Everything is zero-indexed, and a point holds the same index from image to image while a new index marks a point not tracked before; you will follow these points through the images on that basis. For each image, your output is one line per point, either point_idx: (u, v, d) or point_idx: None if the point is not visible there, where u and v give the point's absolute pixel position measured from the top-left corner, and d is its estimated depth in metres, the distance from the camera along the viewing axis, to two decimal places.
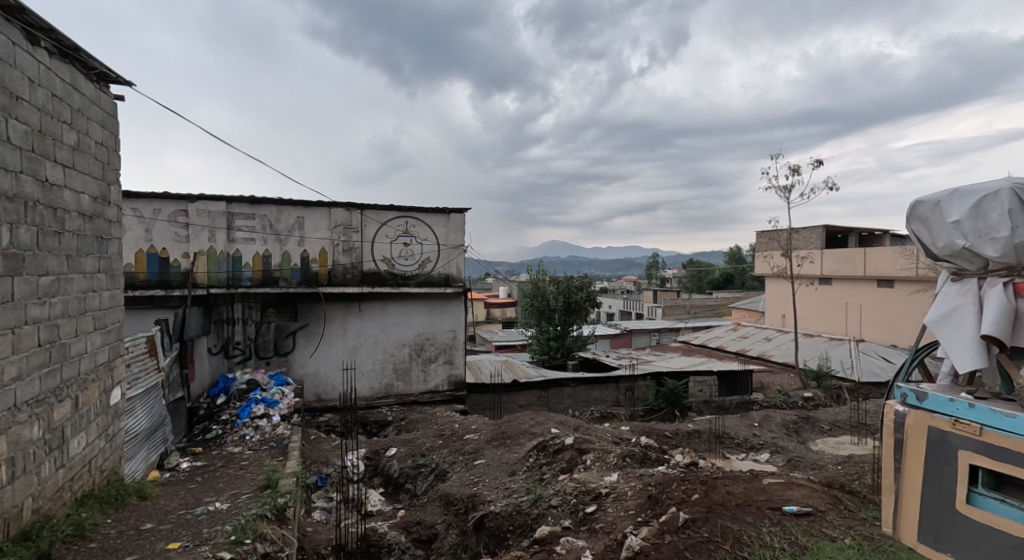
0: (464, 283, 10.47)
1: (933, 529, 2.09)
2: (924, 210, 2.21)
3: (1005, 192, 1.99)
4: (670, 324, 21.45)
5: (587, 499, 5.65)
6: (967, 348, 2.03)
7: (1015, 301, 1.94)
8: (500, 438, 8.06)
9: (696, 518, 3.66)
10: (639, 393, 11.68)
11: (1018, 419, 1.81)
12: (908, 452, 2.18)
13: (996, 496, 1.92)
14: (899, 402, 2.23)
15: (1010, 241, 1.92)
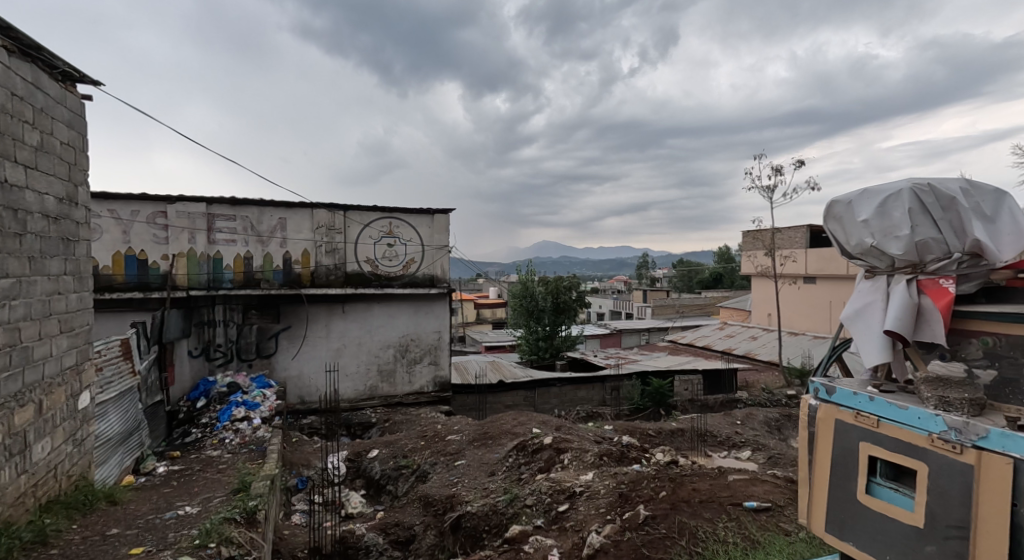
0: (449, 283, 10.47)
1: (839, 519, 2.12)
2: (838, 209, 2.23)
3: (907, 192, 2.04)
4: (659, 323, 21.58)
5: (561, 498, 5.69)
6: (874, 343, 2.08)
7: (918, 298, 1.98)
8: (482, 438, 8.09)
9: (657, 515, 3.71)
10: (624, 392, 11.77)
11: (909, 410, 1.87)
12: (819, 445, 2.23)
13: (891, 485, 1.95)
14: (812, 397, 2.29)
15: (912, 239, 1.98)
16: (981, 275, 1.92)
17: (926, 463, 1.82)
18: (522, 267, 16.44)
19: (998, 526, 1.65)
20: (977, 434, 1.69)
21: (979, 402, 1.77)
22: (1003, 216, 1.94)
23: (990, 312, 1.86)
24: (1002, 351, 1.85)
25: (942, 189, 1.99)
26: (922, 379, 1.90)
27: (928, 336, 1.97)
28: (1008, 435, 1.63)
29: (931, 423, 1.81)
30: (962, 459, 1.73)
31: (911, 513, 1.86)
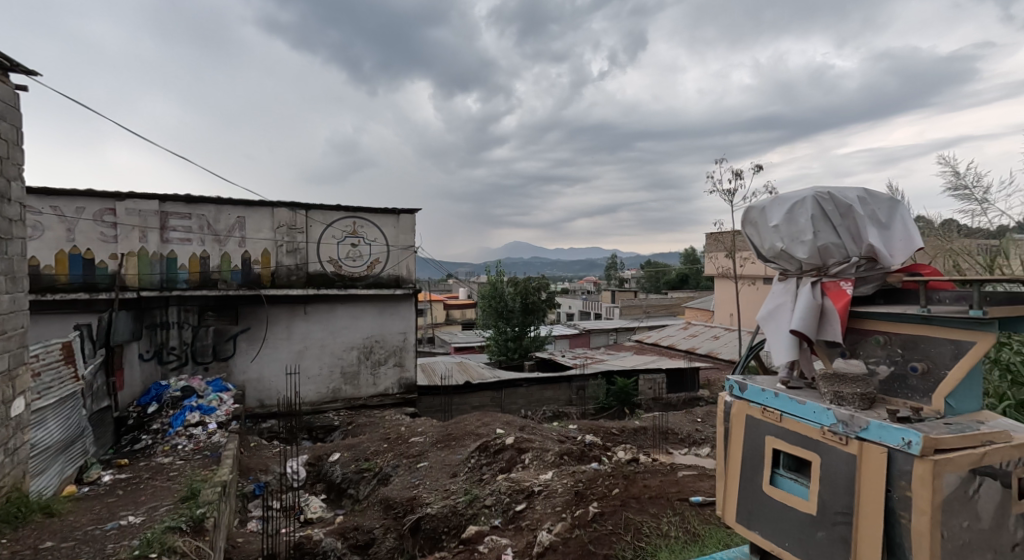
0: (414, 284, 10.42)
1: (746, 510, 2.10)
2: (753, 215, 2.23)
3: (810, 199, 2.04)
4: (628, 322, 21.80)
5: (519, 497, 5.71)
6: (782, 342, 2.09)
7: (821, 299, 1.99)
8: (445, 440, 8.08)
9: (606, 512, 3.78)
10: (590, 391, 11.80)
11: (808, 405, 1.87)
12: (730, 438, 2.21)
13: (793, 476, 1.94)
14: (728, 393, 2.26)
15: (815, 243, 2.00)
16: (877, 277, 1.97)
17: (818, 454, 1.82)
18: (491, 267, 16.40)
19: (875, 513, 1.65)
20: (861, 426, 1.70)
21: (870, 396, 1.80)
22: (897, 224, 1.97)
23: (882, 312, 1.90)
24: (892, 349, 1.90)
25: (841, 197, 2.00)
26: (820, 375, 1.92)
27: (829, 336, 1.98)
28: (885, 426, 1.64)
29: (823, 416, 1.81)
30: (847, 449, 1.73)
31: (806, 502, 1.85)
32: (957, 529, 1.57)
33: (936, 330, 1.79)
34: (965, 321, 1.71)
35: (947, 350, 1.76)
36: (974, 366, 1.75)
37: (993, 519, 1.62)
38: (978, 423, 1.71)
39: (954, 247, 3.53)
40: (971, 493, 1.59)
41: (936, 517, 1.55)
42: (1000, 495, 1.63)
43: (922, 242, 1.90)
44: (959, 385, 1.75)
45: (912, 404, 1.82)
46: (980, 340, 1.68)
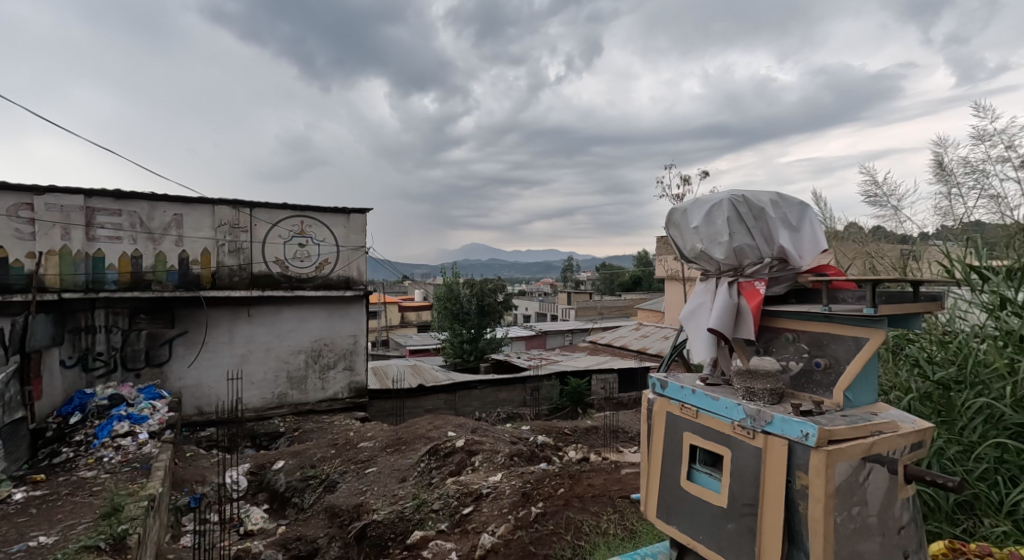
0: (365, 285, 10.26)
1: (666, 505, 2.13)
2: (676, 216, 2.28)
3: (726, 203, 2.10)
4: (582, 324, 21.99)
5: (467, 500, 5.66)
6: (702, 340, 2.14)
7: (737, 299, 2.06)
8: (396, 444, 7.97)
9: (547, 512, 3.81)
10: (543, 392, 11.84)
11: (721, 401, 1.92)
12: (652, 436, 2.23)
13: (707, 470, 1.99)
14: (650, 390, 2.28)
15: (730, 245, 2.06)
16: (789, 277, 2.07)
17: (729, 448, 1.88)
18: (447, 269, 16.20)
19: (777, 503, 1.72)
20: (766, 420, 1.77)
21: (779, 391, 1.87)
22: (806, 227, 2.07)
23: (789, 311, 2.00)
24: (800, 345, 1.99)
25: (755, 200, 2.07)
26: (735, 372, 1.98)
27: (743, 335, 2.06)
28: (787, 420, 1.71)
29: (734, 411, 1.88)
30: (754, 443, 1.80)
31: (719, 495, 1.91)
32: (847, 516, 1.65)
33: (837, 327, 1.89)
34: (860, 319, 1.82)
35: (849, 346, 1.86)
36: (870, 359, 1.86)
37: (881, 504, 1.71)
38: (870, 414, 1.81)
39: (873, 251, 3.76)
40: (862, 480, 1.68)
41: (829, 505, 1.63)
42: (889, 481, 1.73)
43: (827, 244, 2.00)
44: (856, 379, 1.86)
45: (815, 398, 1.91)
46: (872, 336, 1.80)
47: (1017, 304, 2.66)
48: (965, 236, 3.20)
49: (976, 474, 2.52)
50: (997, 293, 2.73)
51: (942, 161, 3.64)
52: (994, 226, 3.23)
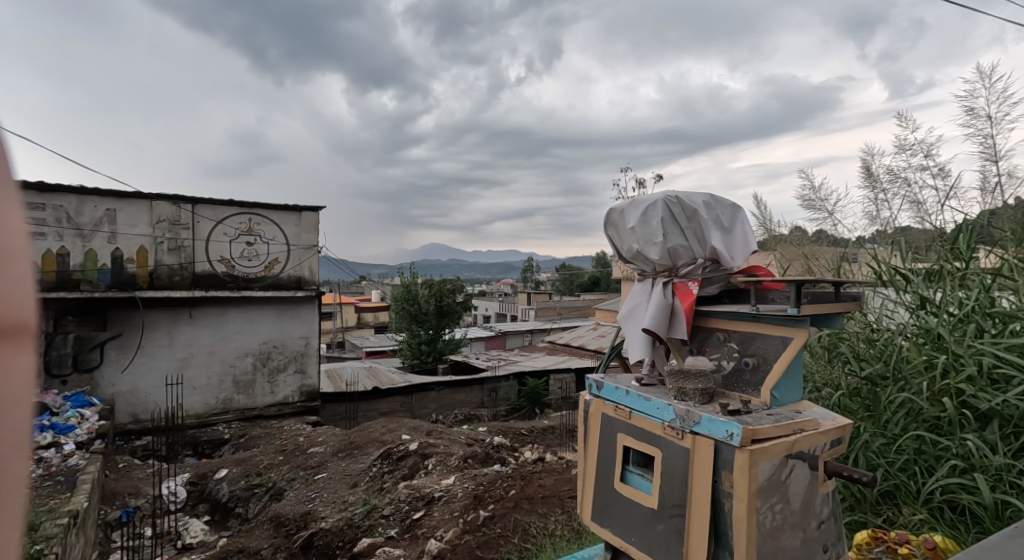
0: (317, 285, 10.00)
1: (599, 507, 2.13)
2: (614, 217, 2.28)
3: (660, 203, 2.12)
4: (542, 324, 22.06)
5: (419, 504, 5.57)
6: (638, 340, 2.14)
7: (671, 299, 2.08)
8: (347, 449, 7.78)
9: (496, 515, 3.79)
10: (501, 393, 11.79)
11: (653, 401, 1.93)
12: (587, 438, 2.23)
13: (639, 472, 2.00)
14: (587, 391, 2.28)
15: (664, 246, 2.08)
16: (722, 277, 2.11)
17: (660, 449, 1.90)
18: (405, 270, 15.98)
19: (703, 503, 1.74)
20: (694, 420, 1.78)
21: (709, 391, 1.90)
22: (737, 229, 2.12)
23: (721, 311, 2.03)
24: (731, 344, 2.03)
25: (688, 201, 2.10)
26: (668, 373, 2.00)
27: (677, 335, 2.07)
28: (714, 420, 1.73)
29: (664, 412, 1.90)
30: (683, 443, 1.81)
31: (649, 496, 1.92)
32: (770, 513, 1.69)
33: (764, 327, 1.93)
34: (785, 319, 1.86)
35: (776, 345, 1.90)
36: (795, 358, 1.91)
37: (802, 500, 1.76)
38: (795, 412, 1.86)
39: (810, 253, 3.93)
40: (784, 477, 1.71)
41: (752, 504, 1.65)
42: (809, 476, 1.78)
43: (757, 245, 2.05)
44: (782, 377, 1.90)
45: (744, 396, 1.95)
46: (796, 336, 1.84)
47: (935, 303, 2.82)
48: (891, 239, 3.39)
49: (897, 465, 2.65)
50: (918, 293, 2.89)
51: (871, 169, 3.82)
52: (917, 230, 3.40)
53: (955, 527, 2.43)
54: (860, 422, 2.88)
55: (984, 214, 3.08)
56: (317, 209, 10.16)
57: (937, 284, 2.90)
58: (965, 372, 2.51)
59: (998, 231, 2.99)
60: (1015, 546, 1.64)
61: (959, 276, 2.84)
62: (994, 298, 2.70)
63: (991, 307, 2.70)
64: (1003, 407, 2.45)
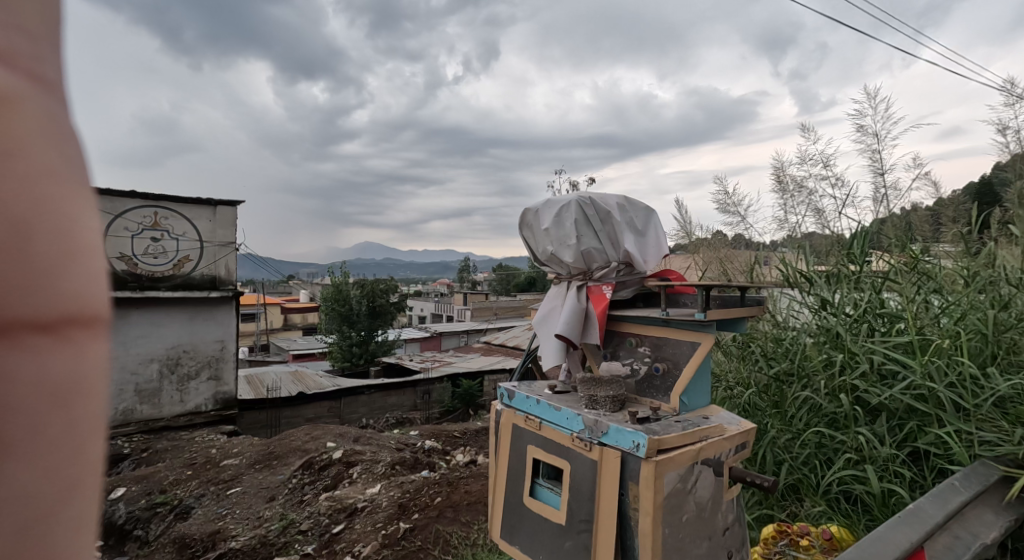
0: (234, 285, 9.43)
1: (510, 524, 2.06)
2: (529, 218, 2.24)
3: (573, 204, 2.09)
4: (479, 323, 21.90)
5: (341, 517, 5.31)
6: (551, 346, 2.09)
7: (585, 304, 2.05)
8: (265, 460, 7.35)
9: (417, 527, 3.68)
10: (435, 395, 11.54)
11: (564, 412, 1.90)
12: (499, 450, 2.17)
13: (549, 486, 1.96)
14: (499, 401, 2.22)
15: (578, 248, 2.05)
16: (636, 281, 2.12)
17: (569, 461, 1.86)
18: (335, 269, 15.36)
19: (610, 517, 1.70)
20: (602, 430, 1.75)
21: (620, 398, 1.89)
22: (650, 233, 2.13)
23: (634, 316, 2.03)
24: (644, 349, 2.04)
25: (601, 202, 2.09)
26: (580, 381, 1.98)
27: (591, 341, 2.05)
28: (621, 430, 1.70)
29: (574, 422, 1.86)
30: (590, 455, 1.78)
31: (558, 511, 1.88)
32: (676, 524, 1.68)
33: (674, 332, 1.94)
34: (694, 324, 1.88)
35: (686, 350, 1.91)
36: (703, 363, 1.92)
37: (707, 508, 1.77)
38: (702, 418, 1.87)
39: (724, 255, 4.09)
40: (689, 485, 1.71)
41: (658, 517, 1.62)
42: (714, 484, 1.79)
43: (669, 248, 2.08)
44: (691, 382, 1.91)
45: (655, 403, 1.95)
46: (703, 341, 1.86)
47: (834, 305, 2.99)
48: (799, 243, 3.58)
49: (800, 459, 2.78)
50: (820, 295, 3.05)
51: (782, 177, 4.02)
52: (820, 234, 3.60)
53: (849, 516, 2.56)
54: (767, 418, 3.00)
55: (875, 222, 3.31)
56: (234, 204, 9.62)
57: (836, 286, 3.08)
58: (859, 369, 2.66)
59: (886, 239, 3.21)
60: (897, 536, 1.72)
61: (854, 278, 3.03)
62: (883, 300, 2.90)
63: (881, 308, 2.89)
64: (890, 401, 2.61)
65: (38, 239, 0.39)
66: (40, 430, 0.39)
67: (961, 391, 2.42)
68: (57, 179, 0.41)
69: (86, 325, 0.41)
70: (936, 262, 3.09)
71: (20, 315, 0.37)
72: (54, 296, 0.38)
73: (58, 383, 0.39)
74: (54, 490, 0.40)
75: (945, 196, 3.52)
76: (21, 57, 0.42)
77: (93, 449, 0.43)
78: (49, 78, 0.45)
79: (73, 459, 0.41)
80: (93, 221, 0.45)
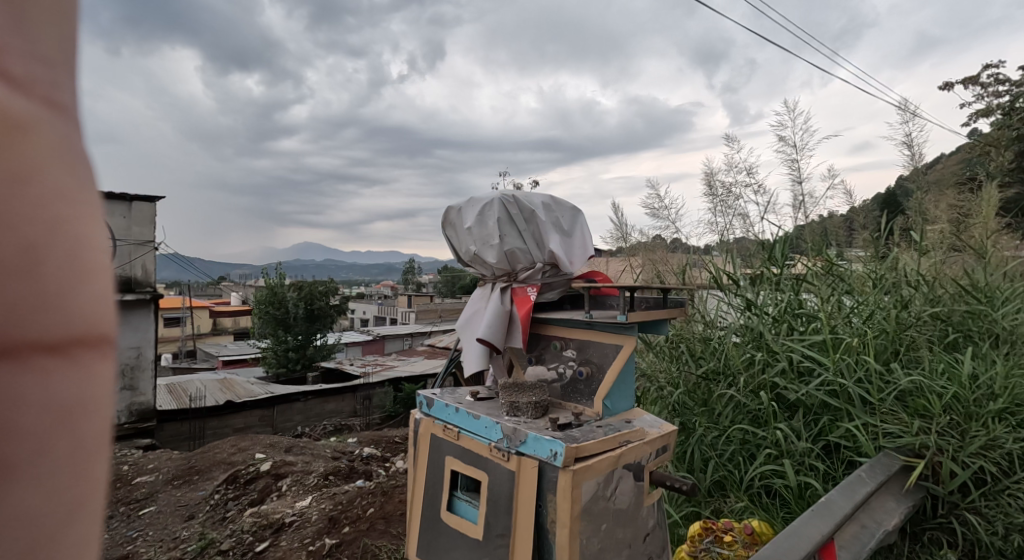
0: (153, 287, 8.83)
1: (426, 540, 1.99)
2: (452, 216, 2.18)
3: (496, 203, 2.05)
4: (423, 325, 21.47)
5: (267, 533, 5.01)
6: (473, 351, 2.03)
7: (509, 307, 2.00)
8: (185, 475, 6.89)
9: (344, 542, 3.53)
10: (376, 400, 11.22)
11: (482, 420, 1.84)
12: (416, 463, 2.09)
13: (467, 498, 1.91)
14: (418, 409, 2.14)
15: (501, 248, 2.01)
16: (562, 283, 2.10)
17: (486, 473, 1.80)
18: (269, 269, 14.63)
19: (526, 529, 1.66)
20: (520, 440, 1.71)
21: (542, 404, 1.86)
22: (576, 233, 2.12)
23: (559, 319, 2.02)
24: (568, 352, 2.02)
25: (525, 201, 2.05)
26: (502, 387, 1.94)
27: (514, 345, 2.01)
28: (539, 438, 1.65)
29: (492, 431, 1.81)
30: (508, 466, 1.73)
31: (475, 526, 1.81)
32: (595, 532, 1.65)
33: (598, 334, 1.94)
34: (616, 327, 1.88)
35: (609, 354, 1.90)
36: (626, 366, 1.92)
37: (627, 514, 1.76)
38: (625, 421, 1.86)
39: (656, 255, 4.20)
40: (609, 492, 1.70)
41: (575, 528, 1.59)
42: (634, 489, 1.79)
43: (593, 249, 2.07)
44: (613, 386, 1.90)
45: (578, 407, 1.93)
46: (625, 343, 1.86)
47: (758, 305, 3.10)
48: (728, 246, 3.71)
49: (725, 456, 2.85)
50: (745, 296, 3.16)
51: (713, 183, 4.15)
52: (746, 238, 3.74)
53: (768, 510, 2.64)
54: (696, 417, 3.06)
55: (795, 228, 3.48)
56: (153, 200, 9.01)
57: (759, 288, 3.21)
58: (778, 366, 2.78)
59: (804, 243, 3.36)
60: (810, 530, 1.76)
61: (775, 280, 3.16)
62: (802, 300, 3.04)
63: (799, 308, 3.03)
64: (806, 397, 2.73)
65: (52, 262, 0.34)
66: (46, 453, 0.34)
67: (868, 386, 2.56)
68: (74, 202, 0.36)
69: (95, 345, 0.36)
70: (849, 265, 3.28)
71: (30, 338, 0.32)
72: (66, 317, 0.34)
73: (68, 406, 0.34)
74: (59, 521, 0.35)
75: (856, 205, 3.76)
76: (37, 79, 0.36)
77: (97, 468, 0.38)
78: (67, 101, 0.40)
79: (81, 480, 0.37)
80: (104, 245, 0.39)
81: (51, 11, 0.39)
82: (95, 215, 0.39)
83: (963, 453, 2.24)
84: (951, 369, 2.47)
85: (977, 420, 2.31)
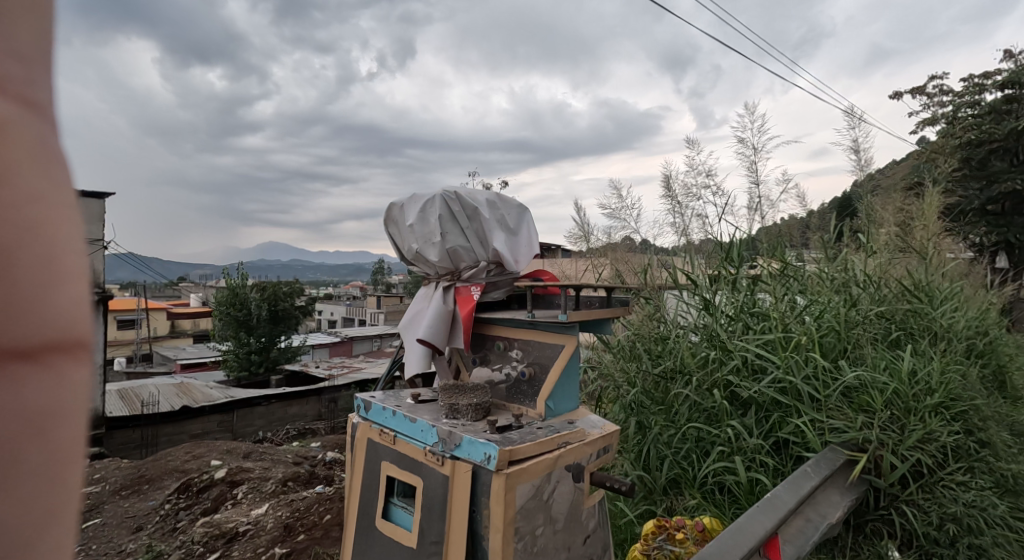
0: (102, 288, 8.45)
1: (361, 549, 1.93)
2: (395, 214, 2.14)
3: (438, 199, 2.02)
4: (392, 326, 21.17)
5: (219, 543, 4.83)
6: (415, 352, 1.99)
7: (452, 306, 1.97)
8: (134, 485, 6.60)
9: (295, 551, 3.40)
10: (341, 403, 10.99)
11: (418, 424, 1.80)
12: (352, 469, 2.03)
13: (402, 505, 1.86)
14: (355, 413, 2.08)
15: (442, 246, 1.98)
16: (507, 282, 2.06)
17: (421, 478, 1.76)
18: (230, 268, 14.19)
19: (460, 534, 1.62)
20: (455, 443, 1.68)
21: (482, 406, 1.83)
22: (522, 230, 2.10)
23: (503, 319, 2.00)
24: (512, 352, 2.00)
25: (467, 198, 2.01)
26: (441, 389, 1.90)
27: (457, 345, 1.98)
28: (474, 441, 1.62)
29: (427, 434, 1.77)
30: (442, 470, 1.69)
31: (409, 533, 1.77)
32: (532, 535, 1.63)
33: (540, 334, 1.93)
34: (559, 326, 1.87)
35: (551, 354, 1.89)
36: (568, 367, 1.90)
37: (567, 516, 1.75)
38: (566, 422, 1.85)
39: (618, 255, 4.23)
40: (546, 495, 1.68)
41: (508, 533, 1.56)
42: (574, 490, 1.78)
43: (538, 248, 2.06)
44: (556, 387, 1.88)
45: (521, 409, 1.91)
46: (567, 343, 1.86)
47: (715, 305, 3.15)
48: (687, 247, 3.77)
49: (680, 454, 2.88)
50: (702, 295, 3.19)
51: (672, 185, 4.21)
52: (704, 239, 3.80)
53: (720, 507, 2.69)
54: (652, 415, 3.06)
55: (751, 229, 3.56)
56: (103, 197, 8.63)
57: (716, 287, 3.24)
58: (732, 365, 2.82)
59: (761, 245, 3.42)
60: (754, 526, 1.78)
61: (731, 280, 3.21)
62: (756, 300, 3.11)
63: (753, 307, 3.09)
64: (758, 395, 2.78)
65: (22, 265, 0.37)
66: (14, 459, 0.37)
67: (815, 383, 2.62)
68: (51, 209, 0.40)
69: (70, 350, 0.40)
70: (802, 266, 3.36)
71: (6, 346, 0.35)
72: (39, 325, 0.37)
73: (42, 410, 0.38)
74: (35, 522, 0.39)
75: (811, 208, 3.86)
76: (11, 80, 0.39)
77: (73, 473, 0.42)
78: (42, 98, 0.43)
79: (55, 487, 0.40)
80: (78, 244, 0.42)
81: (27, 14, 0.42)
82: (70, 218, 0.42)
83: (902, 446, 2.33)
84: (892, 366, 2.57)
85: (915, 414, 2.41)
